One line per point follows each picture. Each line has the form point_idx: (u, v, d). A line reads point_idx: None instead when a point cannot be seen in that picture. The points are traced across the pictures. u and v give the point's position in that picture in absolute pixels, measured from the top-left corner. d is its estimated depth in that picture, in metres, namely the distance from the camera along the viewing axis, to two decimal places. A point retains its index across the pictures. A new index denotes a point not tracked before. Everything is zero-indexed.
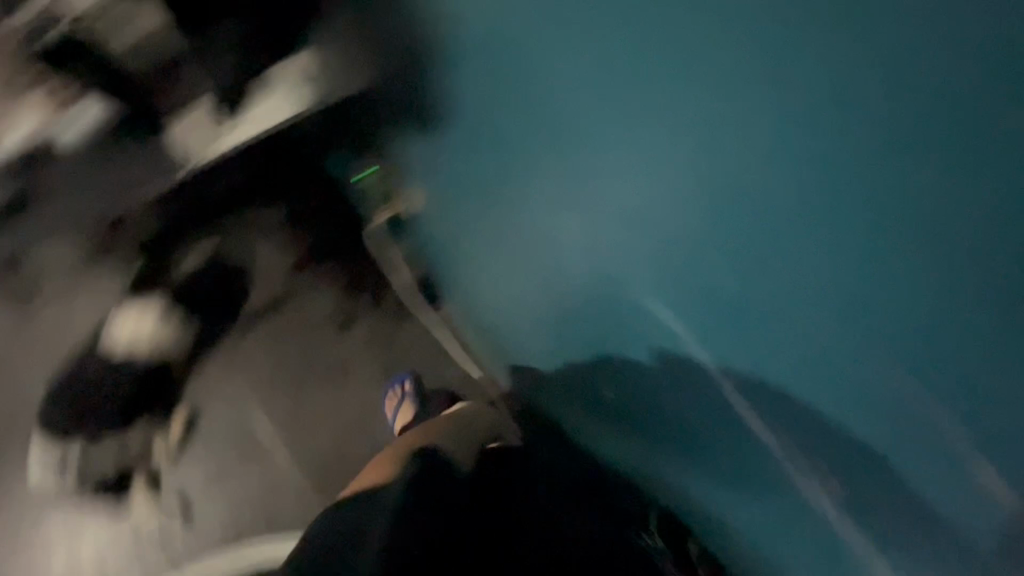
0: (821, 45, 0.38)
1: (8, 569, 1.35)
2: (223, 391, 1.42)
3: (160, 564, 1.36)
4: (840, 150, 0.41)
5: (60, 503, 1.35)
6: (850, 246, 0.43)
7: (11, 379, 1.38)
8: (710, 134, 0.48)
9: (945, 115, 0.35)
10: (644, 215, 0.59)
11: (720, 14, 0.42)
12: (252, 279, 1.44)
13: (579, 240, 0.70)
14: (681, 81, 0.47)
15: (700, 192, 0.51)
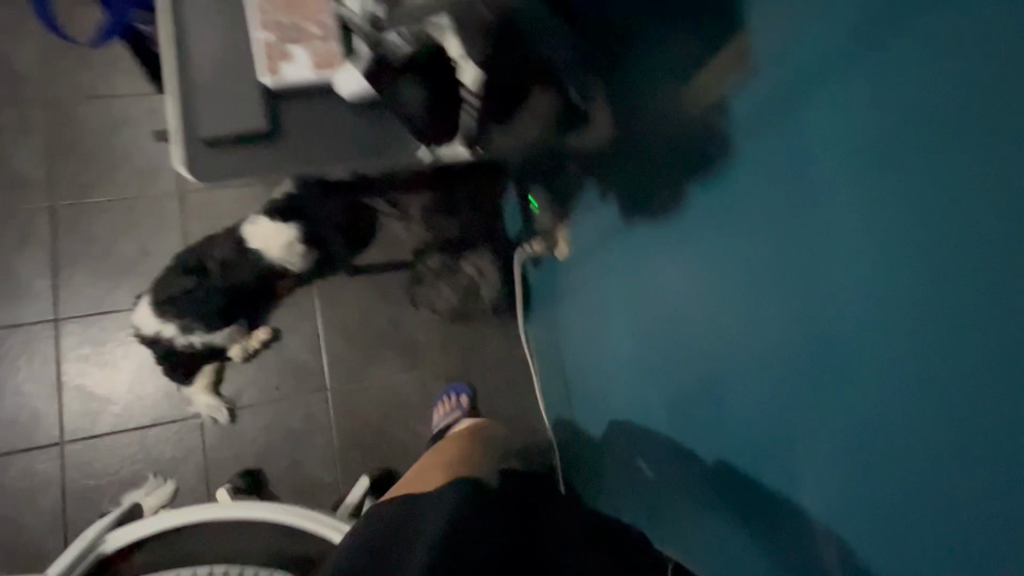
0: (849, 188, 0.60)
1: (54, 391, 1.37)
2: (310, 325, 1.48)
3: (188, 449, 1.39)
4: (850, 273, 0.61)
5: (131, 355, 1.40)
6: (898, 332, 0.56)
7: (142, 227, 1.46)
8: (782, 242, 0.69)
9: (904, 250, 0.55)
10: (722, 289, 0.80)
11: (824, 149, 0.62)
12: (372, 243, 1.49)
13: (679, 296, 0.89)
14: (784, 192, 0.68)
15: (781, 271, 0.70)
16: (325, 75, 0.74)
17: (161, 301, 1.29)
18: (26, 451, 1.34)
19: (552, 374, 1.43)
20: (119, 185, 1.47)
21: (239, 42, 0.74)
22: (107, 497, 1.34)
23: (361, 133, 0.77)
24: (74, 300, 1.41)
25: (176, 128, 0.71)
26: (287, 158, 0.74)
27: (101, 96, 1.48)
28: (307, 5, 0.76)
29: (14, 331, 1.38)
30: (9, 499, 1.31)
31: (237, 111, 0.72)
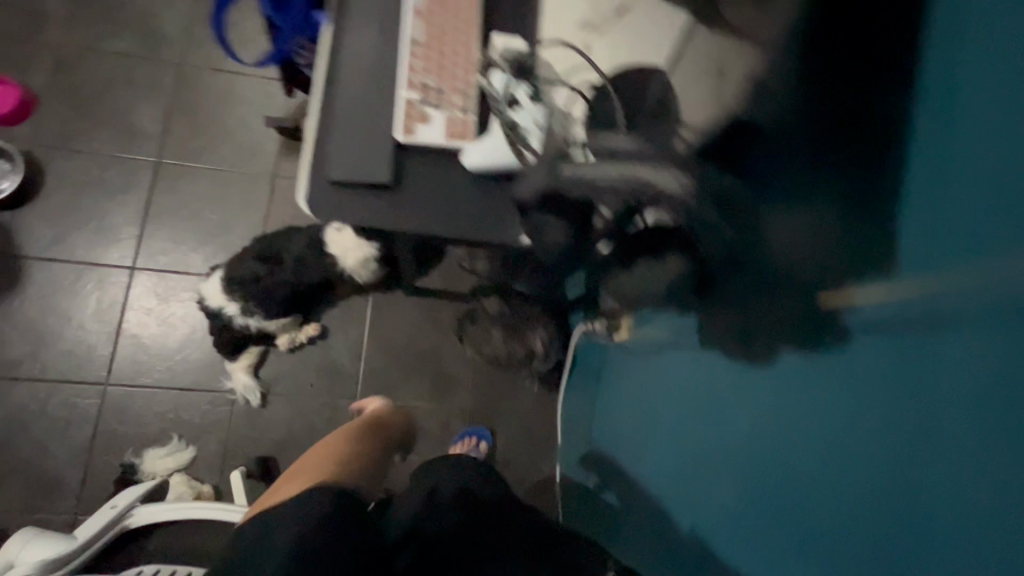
0: (923, 377, 0.54)
1: (111, 334, 1.44)
2: (356, 332, 1.51)
3: (215, 421, 1.43)
4: (897, 458, 0.56)
5: (188, 319, 1.47)
6: (931, 535, 0.52)
7: (232, 202, 1.54)
8: (836, 399, 0.64)
9: (962, 465, 0.50)
10: (765, 421, 0.76)
11: (898, 323, 0.57)
12: (434, 270, 1.53)
13: (727, 417, 0.84)
14: (845, 357, 0.63)
15: (832, 432, 0.64)
16: (454, 141, 0.77)
17: (230, 281, 1.34)
18: (72, 383, 1.41)
19: (575, 424, 1.44)
20: (221, 157, 1.55)
21: (384, 93, 0.78)
22: (130, 446, 1.39)
23: (471, 204, 0.79)
24: (153, 253, 1.49)
25: (307, 168, 0.76)
26: (396, 214, 0.77)
27: (228, 73, 1.58)
28: (454, 74, 0.79)
29: (93, 269, 1.46)
30: (44, 424, 1.38)
31: (364, 164, 0.75)
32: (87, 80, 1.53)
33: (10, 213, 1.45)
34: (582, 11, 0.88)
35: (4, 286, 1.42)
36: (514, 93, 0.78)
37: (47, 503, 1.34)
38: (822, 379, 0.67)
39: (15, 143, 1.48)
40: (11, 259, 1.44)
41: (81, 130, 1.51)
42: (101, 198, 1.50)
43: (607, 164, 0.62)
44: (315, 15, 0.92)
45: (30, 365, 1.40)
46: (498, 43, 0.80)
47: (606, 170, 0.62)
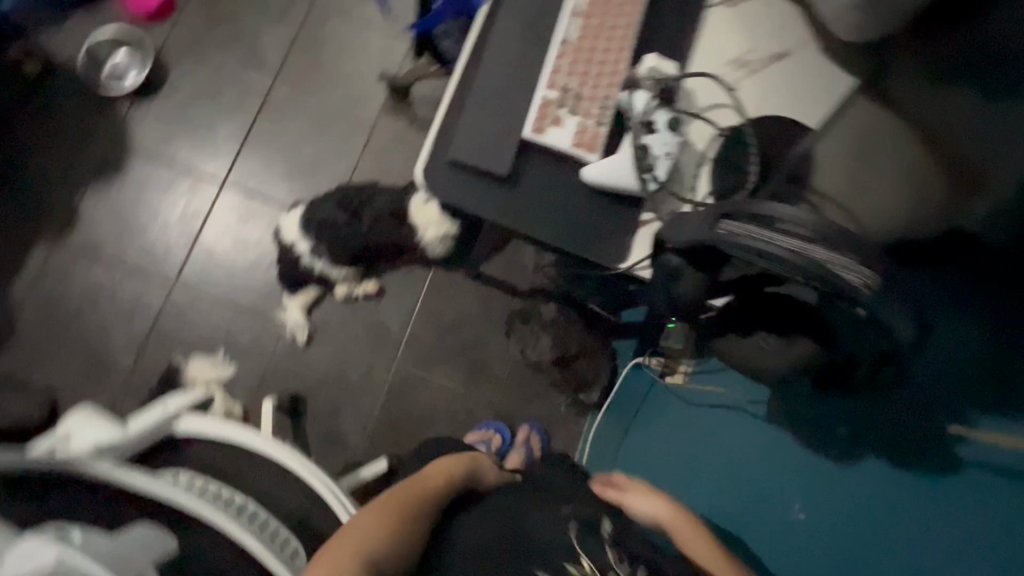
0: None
1: (188, 239, 1.51)
2: (411, 299, 1.53)
3: (260, 346, 1.48)
4: None
5: (261, 243, 1.51)
6: None
7: (328, 144, 1.57)
8: (921, 527, 0.64)
9: None
10: (828, 519, 0.74)
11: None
12: (500, 260, 1.53)
13: (779, 500, 0.82)
14: (947, 491, 0.63)
15: (903, 553, 0.64)
16: (580, 150, 0.75)
17: (309, 221, 1.38)
18: (144, 275, 1.48)
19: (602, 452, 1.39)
20: (328, 99, 1.58)
21: (523, 86, 0.77)
22: (180, 348, 1.46)
23: (580, 214, 0.77)
24: (245, 174, 1.54)
25: (431, 143, 0.77)
26: (504, 207, 0.76)
27: (357, 20, 1.60)
28: (599, 84, 0.77)
29: (188, 173, 1.53)
30: (111, 306, 1.46)
31: (487, 152, 0.75)
32: None
33: (129, 104, 1.53)
34: (736, 51, 0.86)
35: (107, 170, 1.50)
36: (652, 117, 0.76)
37: (96, 378, 1.43)
38: (915, 502, 0.66)
39: (149, 39, 1.55)
40: (119, 146, 1.52)
41: (210, 41, 1.57)
42: (211, 110, 1.55)
43: (791, 236, 0.52)
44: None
45: (112, 248, 1.48)
46: (647, 64, 0.78)
47: (789, 247, 0.52)
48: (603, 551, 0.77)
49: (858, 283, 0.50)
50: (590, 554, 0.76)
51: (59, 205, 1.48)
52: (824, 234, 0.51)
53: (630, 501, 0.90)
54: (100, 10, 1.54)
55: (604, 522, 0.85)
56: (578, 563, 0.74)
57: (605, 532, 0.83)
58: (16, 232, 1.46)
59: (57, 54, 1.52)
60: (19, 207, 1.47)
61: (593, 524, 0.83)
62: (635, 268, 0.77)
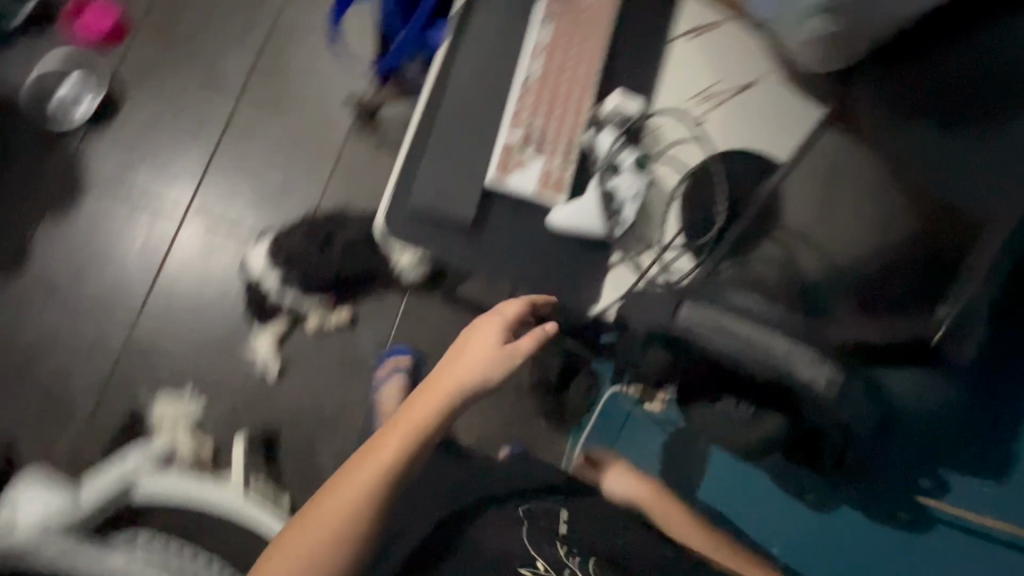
0: None
1: (150, 272, 1.45)
2: (385, 326, 1.49)
3: (230, 381, 1.43)
4: None
5: (227, 273, 1.46)
6: None
7: (295, 169, 1.53)
8: None
9: None
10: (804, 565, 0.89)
11: None
12: (475, 282, 1.50)
13: None
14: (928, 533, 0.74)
15: None
16: (545, 192, 0.73)
17: (277, 252, 1.40)
18: (105, 312, 1.42)
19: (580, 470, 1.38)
20: (292, 122, 1.54)
21: (486, 128, 0.75)
22: (145, 387, 1.40)
23: (549, 259, 0.75)
24: (208, 202, 1.49)
25: (390, 189, 0.73)
26: (470, 254, 0.74)
27: (319, 37, 1.56)
28: (563, 124, 0.75)
29: (148, 204, 1.47)
30: (70, 345, 1.40)
31: (449, 203, 0.72)
32: (183, 17, 1.53)
33: (82, 133, 1.46)
34: (702, 81, 0.84)
35: (61, 203, 1.44)
36: (616, 158, 0.74)
37: (55, 423, 1.36)
38: None
39: (102, 65, 1.49)
40: (74, 178, 1.45)
41: (167, 65, 1.51)
42: (169, 137, 1.50)
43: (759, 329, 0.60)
44: (434, 35, 0.89)
45: (69, 285, 1.41)
46: (609, 102, 0.76)
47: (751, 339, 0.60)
48: (554, 547, 0.75)
49: (809, 375, 0.57)
50: (544, 553, 0.73)
51: (10, 241, 1.41)
52: (769, 345, 0.59)
53: (606, 482, 1.01)
54: (48, 36, 1.48)
55: (559, 513, 0.84)
56: (533, 565, 0.71)
57: (561, 528, 0.81)
58: None
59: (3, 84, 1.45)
60: None
61: (547, 524, 0.81)
62: (601, 312, 0.76)
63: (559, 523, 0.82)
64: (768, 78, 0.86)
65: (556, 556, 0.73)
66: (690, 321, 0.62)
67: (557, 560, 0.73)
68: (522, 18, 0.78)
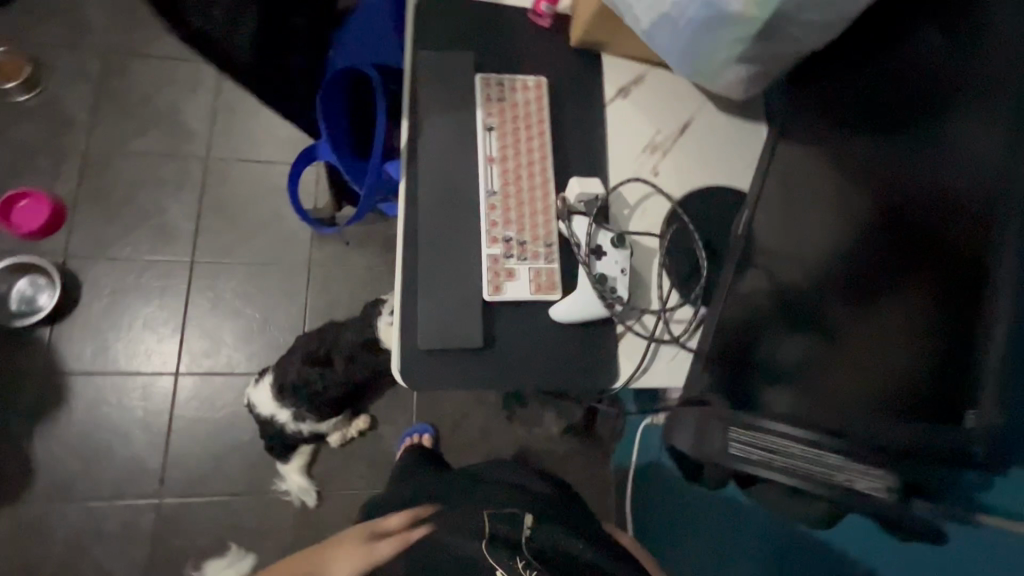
0: None
1: (158, 443, 1.41)
2: (406, 417, 1.50)
3: (272, 524, 1.40)
4: None
5: (236, 417, 1.44)
6: None
7: (272, 293, 1.53)
8: None
9: None
10: None
11: None
12: None
13: None
14: None
15: None
16: (541, 294, 0.76)
17: (281, 388, 1.36)
18: (125, 498, 1.37)
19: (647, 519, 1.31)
20: (255, 249, 1.54)
21: (468, 247, 0.77)
22: (191, 559, 1.36)
23: (565, 351, 0.78)
24: (196, 354, 1.47)
25: (396, 336, 0.75)
26: (490, 374, 0.76)
27: (256, 160, 1.58)
28: (537, 223, 0.79)
29: (136, 376, 1.44)
30: (101, 544, 1.34)
31: (456, 335, 0.74)
32: (116, 182, 1.51)
33: (50, 327, 1.42)
34: (646, 136, 0.89)
35: (48, 404, 1.39)
36: (597, 242, 0.77)
37: None
38: None
39: (50, 254, 1.46)
40: (52, 375, 1.40)
41: (115, 234, 1.49)
42: (138, 302, 1.47)
43: (805, 441, 0.47)
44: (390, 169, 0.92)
45: (81, 484, 1.36)
46: (573, 188, 0.80)
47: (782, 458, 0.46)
48: (512, 559, 0.82)
49: (871, 489, 0.45)
50: (499, 565, 0.81)
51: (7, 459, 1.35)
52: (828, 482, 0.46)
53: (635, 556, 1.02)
54: None
55: (524, 517, 0.89)
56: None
57: (524, 534, 0.86)
58: None
59: None
60: None
61: (506, 532, 0.86)
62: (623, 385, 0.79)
63: (522, 529, 0.87)
64: (701, 112, 0.91)
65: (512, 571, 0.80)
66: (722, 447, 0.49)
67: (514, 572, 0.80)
68: (468, 132, 0.81)
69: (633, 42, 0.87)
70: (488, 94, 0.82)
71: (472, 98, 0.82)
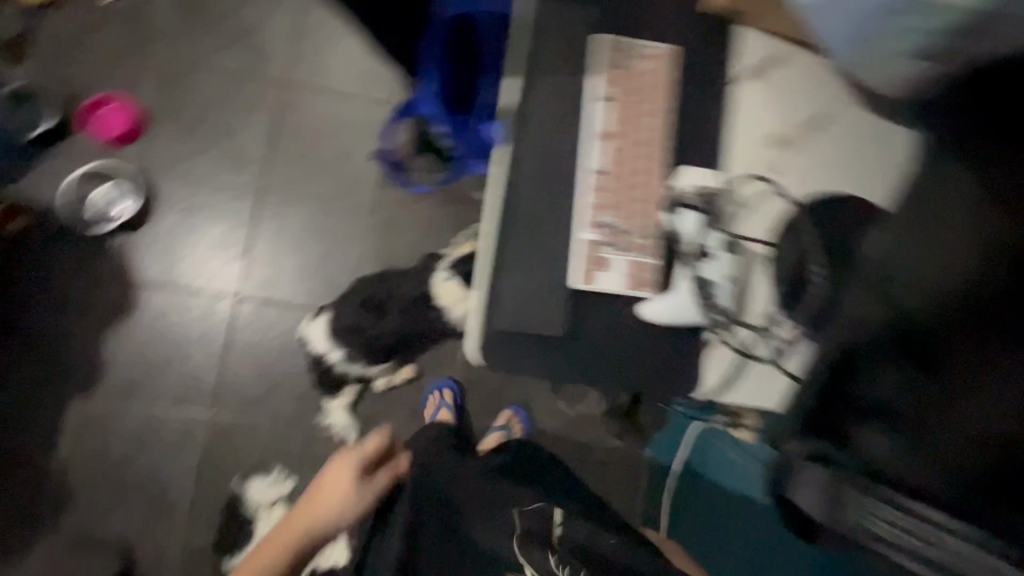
0: None
1: (215, 361, 1.46)
2: (451, 375, 1.49)
3: (313, 455, 1.45)
4: None
5: (289, 348, 1.47)
6: None
7: (334, 230, 1.52)
8: None
9: None
10: None
11: None
12: None
13: None
14: None
15: None
16: (635, 290, 0.71)
17: (337, 327, 1.39)
18: (180, 409, 1.44)
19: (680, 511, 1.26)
20: (322, 183, 1.52)
21: (563, 226, 0.72)
22: (237, 474, 1.42)
23: (650, 352, 0.73)
24: (257, 281, 1.49)
25: (479, 310, 0.72)
26: (569, 362, 0.72)
27: (332, 93, 1.54)
28: (642, 211, 0.72)
29: (199, 294, 1.47)
30: (157, 447, 1.42)
31: (540, 319, 0.70)
32: (194, 99, 1.50)
33: (123, 235, 1.46)
34: (772, 128, 0.79)
35: (117, 309, 1.44)
36: (703, 241, 0.70)
37: (161, 521, 1.40)
38: None
39: (127, 163, 1.47)
40: (123, 282, 1.45)
41: (190, 151, 1.50)
42: (206, 223, 1.49)
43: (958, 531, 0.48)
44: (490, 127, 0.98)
45: (143, 389, 1.43)
46: (685, 178, 0.73)
47: (925, 542, 0.48)
48: (546, 556, 0.96)
49: None
50: (529, 559, 0.96)
51: (78, 357, 1.42)
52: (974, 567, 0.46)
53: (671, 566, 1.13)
54: (68, 144, 1.45)
55: (552, 514, 1.01)
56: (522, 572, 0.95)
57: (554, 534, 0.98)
58: (41, 393, 1.40)
59: (33, 201, 1.43)
60: (37, 369, 1.40)
61: (537, 529, 0.99)
62: (707, 395, 0.74)
63: (551, 526, 0.99)
64: (838, 106, 0.80)
65: (546, 569, 0.95)
66: (859, 525, 0.52)
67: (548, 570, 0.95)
68: (578, 99, 0.74)
69: (776, 15, 0.76)
70: (605, 60, 0.75)
71: (588, 63, 0.75)
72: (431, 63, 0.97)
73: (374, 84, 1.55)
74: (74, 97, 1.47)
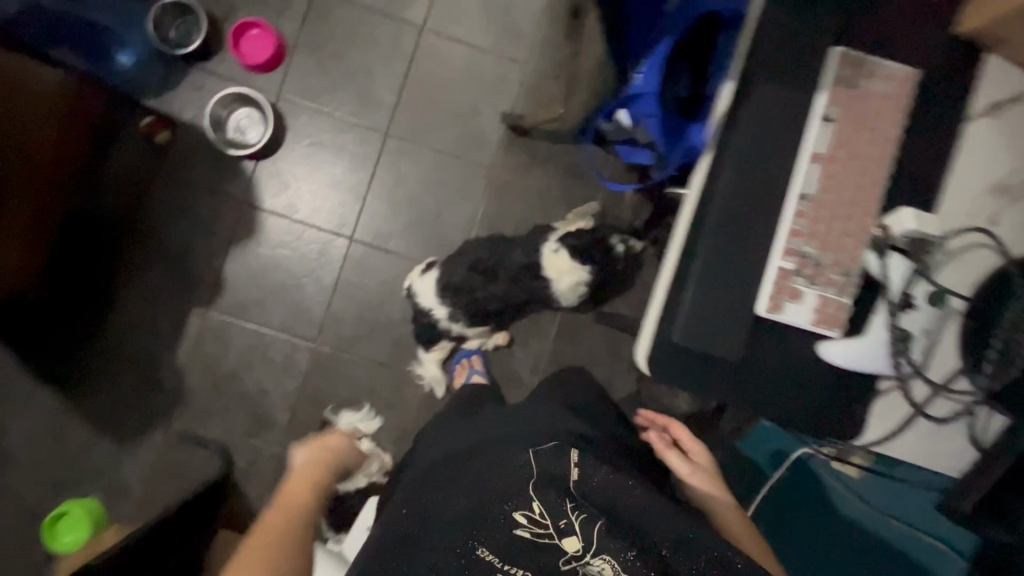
0: None
1: (322, 294, 1.52)
2: (540, 346, 1.53)
3: (403, 398, 1.52)
4: None
5: (394, 294, 1.52)
6: None
7: (451, 188, 1.52)
8: None
9: None
10: None
11: None
12: (627, 295, 1.50)
13: None
14: None
15: None
16: (820, 327, 0.72)
17: (444, 288, 1.37)
18: (288, 333, 1.52)
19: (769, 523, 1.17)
20: (446, 138, 1.51)
21: (759, 251, 0.71)
22: (332, 404, 1.51)
23: (813, 385, 0.75)
24: (372, 225, 1.52)
25: (650, 325, 0.74)
26: (727, 388, 0.74)
27: (469, 44, 1.50)
28: (846, 244, 0.71)
29: (316, 229, 1.52)
30: (264, 367, 1.51)
31: (719, 345, 0.71)
32: (336, 32, 1.50)
33: (254, 162, 1.50)
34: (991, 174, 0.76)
35: (241, 233, 1.51)
36: (910, 293, 0.73)
37: (261, 433, 1.50)
38: None
39: (265, 90, 1.49)
40: (248, 207, 1.51)
41: (324, 86, 1.50)
42: (331, 160, 1.52)
43: None
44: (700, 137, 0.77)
45: (256, 310, 1.52)
46: (901, 224, 0.72)
47: None
48: (560, 499, 0.79)
49: None
50: (543, 499, 0.79)
51: (204, 270, 1.51)
52: None
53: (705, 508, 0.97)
54: (212, 64, 1.48)
55: (570, 454, 0.84)
56: (528, 509, 0.78)
57: (573, 474, 0.82)
58: (167, 301, 1.50)
59: (177, 117, 1.49)
60: (165, 276, 1.50)
61: (556, 471, 0.82)
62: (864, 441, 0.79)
63: (571, 469, 0.83)
64: None
65: (556, 510, 0.78)
66: None
67: (560, 509, 0.78)
68: (798, 116, 0.71)
69: None
70: (840, 75, 0.71)
71: (820, 76, 0.71)
72: (653, 59, 0.83)
73: (511, 41, 1.51)
74: (222, 16, 1.48)
